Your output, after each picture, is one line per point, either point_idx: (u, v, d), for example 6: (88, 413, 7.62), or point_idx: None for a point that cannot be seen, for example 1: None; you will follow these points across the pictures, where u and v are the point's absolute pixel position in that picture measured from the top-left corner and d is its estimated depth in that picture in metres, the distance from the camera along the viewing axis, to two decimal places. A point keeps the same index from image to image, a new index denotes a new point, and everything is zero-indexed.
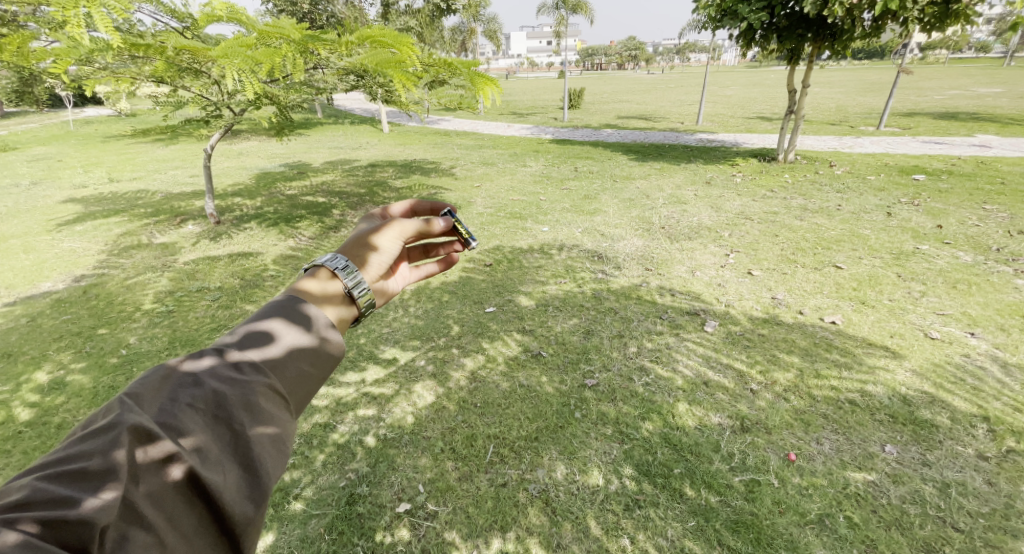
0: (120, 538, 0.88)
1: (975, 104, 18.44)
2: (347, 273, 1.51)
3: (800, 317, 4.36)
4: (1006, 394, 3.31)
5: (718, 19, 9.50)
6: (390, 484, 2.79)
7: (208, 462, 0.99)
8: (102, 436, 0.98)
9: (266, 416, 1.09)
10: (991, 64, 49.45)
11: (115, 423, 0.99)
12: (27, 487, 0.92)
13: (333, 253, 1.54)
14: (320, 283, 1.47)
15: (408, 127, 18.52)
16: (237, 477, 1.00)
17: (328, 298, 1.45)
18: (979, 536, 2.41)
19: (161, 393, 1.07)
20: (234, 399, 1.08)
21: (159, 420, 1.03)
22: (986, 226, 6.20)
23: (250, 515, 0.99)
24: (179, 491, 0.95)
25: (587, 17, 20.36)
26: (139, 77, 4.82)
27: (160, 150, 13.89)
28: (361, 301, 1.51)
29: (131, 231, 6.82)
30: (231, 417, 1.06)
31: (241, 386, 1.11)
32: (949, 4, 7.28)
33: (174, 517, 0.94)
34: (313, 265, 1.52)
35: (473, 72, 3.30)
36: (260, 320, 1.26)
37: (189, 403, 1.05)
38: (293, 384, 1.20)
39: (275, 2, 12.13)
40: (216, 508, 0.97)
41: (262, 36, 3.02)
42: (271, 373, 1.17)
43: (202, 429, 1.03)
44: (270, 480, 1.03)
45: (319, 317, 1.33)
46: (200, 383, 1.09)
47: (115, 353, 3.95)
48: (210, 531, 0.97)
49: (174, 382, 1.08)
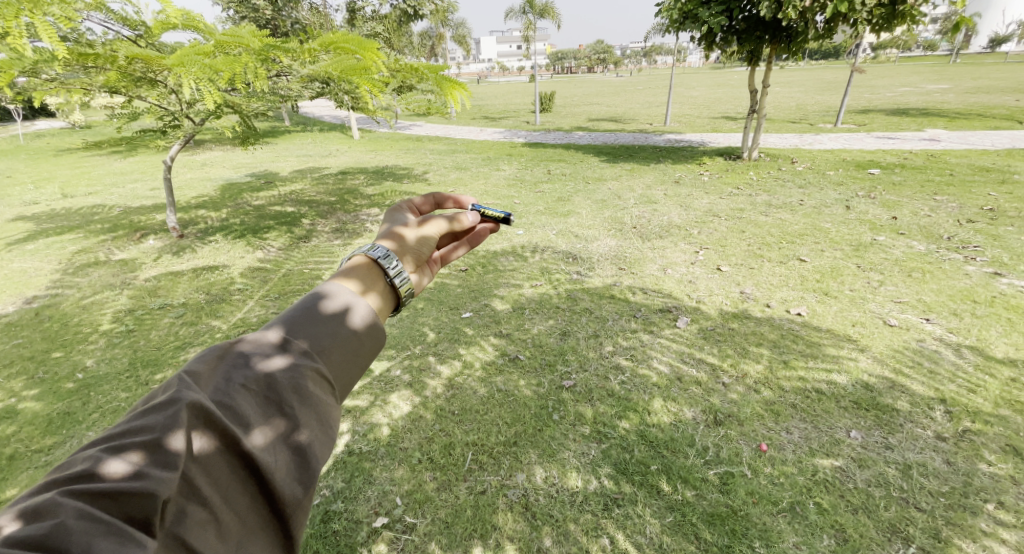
0: (178, 514, 0.89)
1: (924, 100, 19.36)
2: (385, 258, 1.49)
3: (767, 310, 4.49)
4: (960, 376, 3.47)
5: (680, 22, 9.71)
6: (366, 498, 2.74)
7: (260, 443, 1.00)
8: (163, 411, 0.99)
9: (314, 400, 1.09)
10: (938, 62, 51.96)
11: (173, 399, 1.00)
12: (92, 458, 0.94)
13: (372, 243, 1.52)
14: (360, 268, 1.46)
15: (378, 133, 18.35)
16: (288, 459, 1.00)
17: (372, 278, 1.45)
18: (941, 515, 2.51)
19: (217, 372, 1.09)
20: (285, 382, 1.08)
21: (215, 400, 1.04)
22: (937, 216, 6.50)
23: (299, 497, 0.99)
24: (232, 470, 0.96)
25: (554, 22, 20.65)
26: (91, 87, 4.61)
27: (117, 163, 13.36)
28: (401, 289, 1.47)
29: (87, 249, 6.54)
30: (282, 399, 1.06)
31: (290, 369, 1.11)
32: (895, 5, 7.62)
33: (228, 496, 0.95)
34: (354, 256, 1.51)
35: (440, 77, 3.27)
36: (305, 304, 1.25)
37: (242, 384, 1.06)
38: (338, 368, 1.19)
39: (234, 7, 11.81)
40: (267, 489, 0.98)
41: (220, 45, 2.98)
42: (318, 356, 1.16)
43: (254, 410, 1.03)
44: (318, 465, 1.03)
45: (358, 301, 1.30)
46: (255, 365, 1.10)
47: (71, 377, 3.76)
48: (262, 510, 0.97)
49: (229, 363, 1.10)
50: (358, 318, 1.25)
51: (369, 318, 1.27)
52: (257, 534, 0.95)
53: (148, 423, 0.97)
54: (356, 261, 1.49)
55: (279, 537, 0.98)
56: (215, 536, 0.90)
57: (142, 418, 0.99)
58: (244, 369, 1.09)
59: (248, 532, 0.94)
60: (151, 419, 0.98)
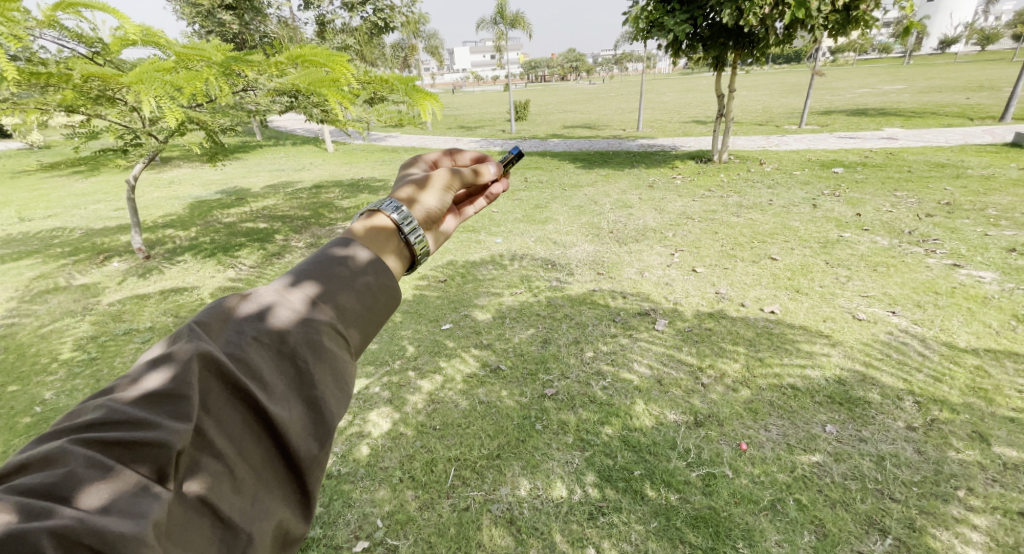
0: (192, 465, 0.85)
1: (881, 100, 20.20)
2: (401, 216, 1.41)
3: (742, 309, 4.57)
4: (927, 366, 3.59)
5: (647, 31, 9.94)
6: (346, 522, 2.67)
7: (274, 396, 0.95)
8: (172, 360, 0.93)
9: (330, 356, 1.04)
10: (894, 63, 54.20)
11: (183, 350, 0.94)
12: (101, 408, 0.89)
13: (387, 205, 1.42)
14: (371, 230, 1.35)
15: (352, 145, 18.20)
16: (305, 414, 0.96)
17: (385, 234, 1.36)
18: (915, 504, 2.57)
19: (227, 324, 1.02)
20: (299, 338, 1.03)
21: (227, 352, 0.97)
22: (898, 211, 6.75)
23: (315, 453, 0.95)
24: (247, 424, 0.91)
25: (525, 32, 20.92)
26: (46, 105, 4.45)
27: (79, 183, 12.94)
28: (416, 248, 1.40)
29: (46, 274, 6.28)
30: (297, 354, 1.01)
31: (304, 324, 1.05)
32: (849, 10, 8.02)
33: (242, 450, 0.90)
34: (367, 218, 1.39)
35: (411, 88, 3.20)
36: (311, 263, 1.18)
37: (255, 336, 1.00)
38: (353, 326, 1.14)
39: (199, 21, 11.57)
40: (281, 444, 0.93)
41: (181, 58, 2.86)
42: (330, 313, 1.10)
43: (268, 364, 0.98)
44: (334, 420, 0.99)
45: (366, 259, 1.22)
46: (268, 318, 1.04)
47: (28, 411, 3.57)
48: (277, 467, 0.93)
49: (239, 318, 1.04)
50: (377, 273, 1.20)
51: (387, 275, 1.22)
52: (275, 489, 0.91)
53: (158, 371, 0.92)
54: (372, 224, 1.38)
55: (295, 494, 0.94)
56: (231, 490, 0.86)
57: (150, 370, 0.93)
58: (258, 322, 1.03)
59: (264, 486, 0.90)
60: (160, 370, 0.92)
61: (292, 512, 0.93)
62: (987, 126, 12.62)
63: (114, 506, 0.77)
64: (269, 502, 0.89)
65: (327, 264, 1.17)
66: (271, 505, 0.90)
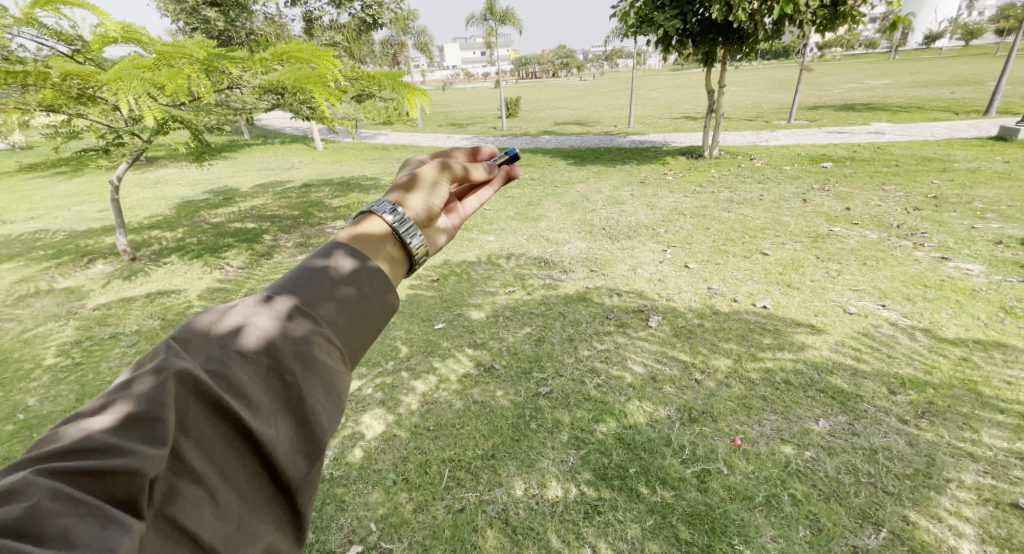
0: (169, 491, 0.81)
1: (868, 96, 20.33)
2: (397, 218, 1.39)
3: (734, 304, 4.59)
4: (916, 359, 3.62)
5: (636, 26, 9.89)
6: (338, 527, 2.63)
7: (259, 413, 0.92)
8: (148, 380, 0.90)
9: (320, 368, 1.02)
10: (878, 58, 54.82)
11: (160, 367, 0.91)
12: (74, 435, 0.86)
13: (381, 202, 1.41)
14: (367, 235, 1.34)
15: (341, 144, 18.03)
16: (293, 431, 0.94)
17: (378, 240, 1.34)
18: (908, 497, 2.58)
19: (207, 339, 0.99)
20: (287, 349, 1.00)
21: (208, 369, 0.94)
22: (886, 205, 6.81)
23: (304, 471, 0.93)
24: (229, 446, 0.88)
25: (515, 28, 20.81)
26: (26, 106, 4.34)
27: (62, 185, 12.68)
28: (415, 251, 1.38)
29: (29, 277, 6.15)
30: (284, 367, 0.98)
31: (290, 336, 1.03)
32: (837, 5, 7.98)
33: (225, 471, 0.86)
34: (361, 218, 1.39)
35: (399, 84, 3.12)
36: (298, 271, 1.16)
37: (237, 352, 0.97)
38: (346, 335, 1.11)
39: (183, 19, 11.38)
40: (267, 464, 0.90)
41: (162, 56, 2.79)
42: (320, 323, 1.08)
43: (254, 380, 0.95)
44: (325, 437, 0.96)
45: (353, 267, 1.19)
46: (253, 331, 1.01)
47: (10, 419, 3.50)
48: (265, 488, 0.90)
49: (221, 333, 1.00)
50: (366, 280, 1.17)
51: (378, 281, 1.20)
52: (262, 510, 0.88)
53: (136, 392, 0.88)
54: (371, 227, 1.36)
55: (285, 514, 0.92)
56: (212, 515, 0.82)
57: (126, 392, 0.90)
58: (241, 337, 1.00)
59: (251, 508, 0.87)
60: (135, 391, 0.88)
61: (280, 532, 0.90)
62: (972, 120, 12.75)
63: (79, 540, 0.73)
64: (255, 525, 0.86)
65: (314, 276, 1.15)
66: (258, 527, 0.87)
